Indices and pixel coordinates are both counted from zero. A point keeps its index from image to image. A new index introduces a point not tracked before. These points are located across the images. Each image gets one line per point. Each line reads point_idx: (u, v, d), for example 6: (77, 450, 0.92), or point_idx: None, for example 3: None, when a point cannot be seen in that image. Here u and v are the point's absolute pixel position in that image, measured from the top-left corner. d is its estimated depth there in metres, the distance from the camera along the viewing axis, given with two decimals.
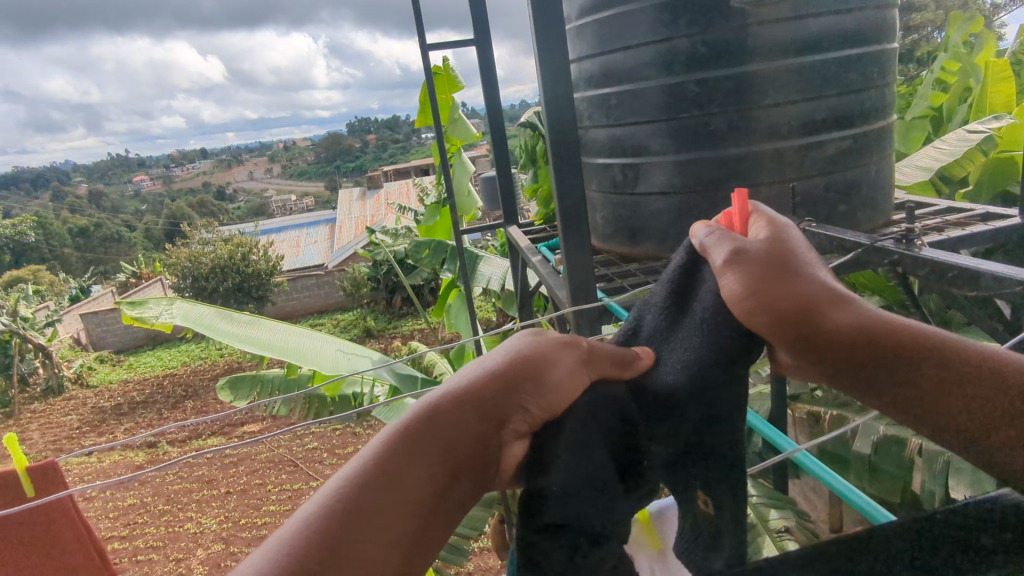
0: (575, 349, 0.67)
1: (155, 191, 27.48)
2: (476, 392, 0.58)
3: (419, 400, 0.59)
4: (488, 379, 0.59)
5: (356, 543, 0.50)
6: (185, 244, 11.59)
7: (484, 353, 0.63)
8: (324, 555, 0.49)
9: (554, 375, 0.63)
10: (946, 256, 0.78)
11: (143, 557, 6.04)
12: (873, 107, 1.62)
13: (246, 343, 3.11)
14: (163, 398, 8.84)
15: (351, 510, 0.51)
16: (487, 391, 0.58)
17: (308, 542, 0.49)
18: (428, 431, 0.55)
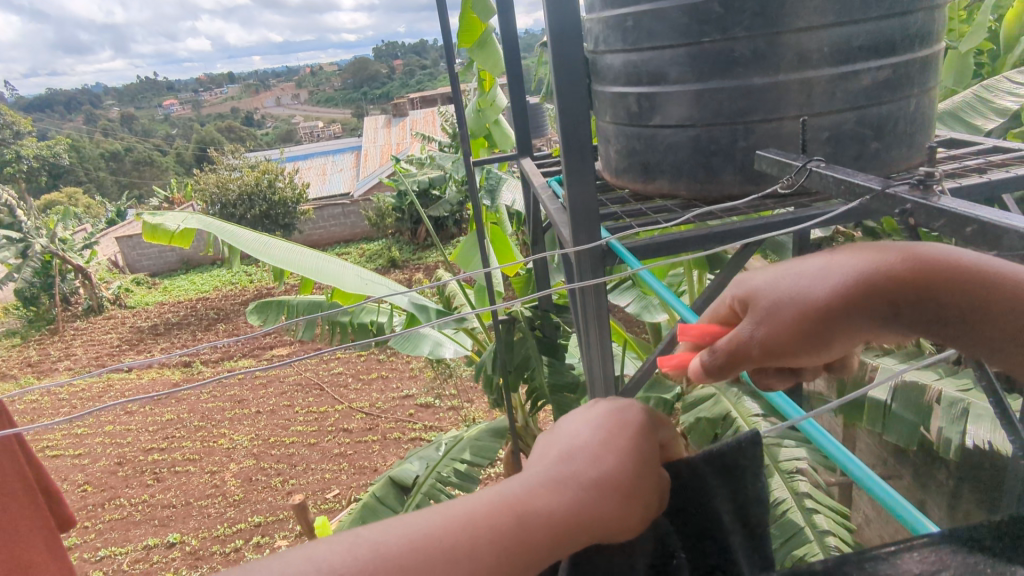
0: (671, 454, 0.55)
1: (186, 116, 27.49)
2: (617, 475, 0.47)
3: (559, 456, 0.47)
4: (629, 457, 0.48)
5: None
6: (213, 169, 11.63)
7: (625, 417, 0.52)
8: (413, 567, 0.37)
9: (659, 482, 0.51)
10: (968, 207, 0.68)
11: (181, 468, 6.34)
12: (919, 32, 1.45)
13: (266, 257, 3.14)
14: (196, 320, 9.09)
15: (464, 539, 0.39)
16: (627, 475, 0.47)
17: (396, 554, 0.37)
18: (561, 488, 0.44)
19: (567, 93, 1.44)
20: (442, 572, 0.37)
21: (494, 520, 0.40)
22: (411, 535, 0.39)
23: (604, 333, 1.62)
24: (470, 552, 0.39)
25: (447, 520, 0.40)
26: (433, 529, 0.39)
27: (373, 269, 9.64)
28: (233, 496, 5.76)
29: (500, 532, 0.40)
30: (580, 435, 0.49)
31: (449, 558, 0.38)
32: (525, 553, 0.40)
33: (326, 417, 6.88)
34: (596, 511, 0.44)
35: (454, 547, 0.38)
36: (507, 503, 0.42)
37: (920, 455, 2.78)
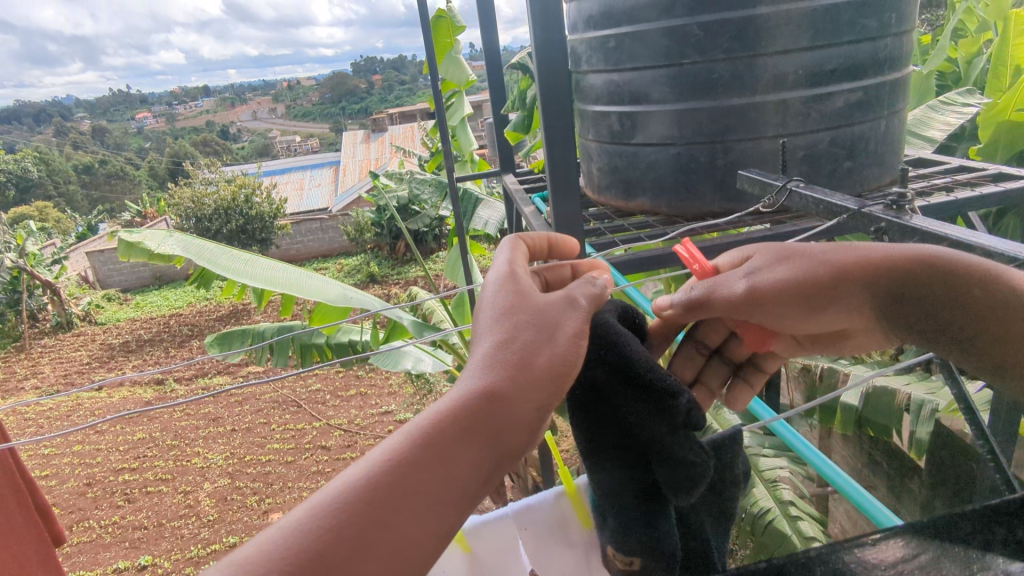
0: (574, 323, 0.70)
1: (161, 129, 27.16)
2: (510, 379, 0.61)
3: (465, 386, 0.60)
4: (515, 364, 0.63)
5: (401, 512, 0.52)
6: (188, 184, 11.46)
7: (504, 331, 0.65)
8: (370, 521, 0.51)
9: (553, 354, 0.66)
10: (939, 227, 0.73)
11: (153, 489, 6.19)
12: (889, 57, 1.52)
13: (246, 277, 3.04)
14: (169, 337, 8.94)
15: (401, 481, 0.53)
16: (518, 376, 0.62)
17: (350, 507, 0.51)
18: (474, 415, 0.58)
19: (551, 114, 1.48)
20: (393, 503, 0.52)
21: (410, 455, 0.54)
22: (341, 487, 0.52)
23: None
24: (395, 484, 0.53)
25: (372, 465, 0.53)
26: (358, 477, 0.52)
27: (351, 284, 9.60)
28: (207, 517, 5.64)
29: (413, 460, 0.54)
30: (476, 366, 0.62)
31: (383, 491, 0.52)
32: (449, 466, 0.55)
33: (304, 434, 6.80)
34: (502, 418, 0.59)
35: (395, 485, 0.53)
36: (416, 441, 0.55)
37: (893, 465, 2.85)
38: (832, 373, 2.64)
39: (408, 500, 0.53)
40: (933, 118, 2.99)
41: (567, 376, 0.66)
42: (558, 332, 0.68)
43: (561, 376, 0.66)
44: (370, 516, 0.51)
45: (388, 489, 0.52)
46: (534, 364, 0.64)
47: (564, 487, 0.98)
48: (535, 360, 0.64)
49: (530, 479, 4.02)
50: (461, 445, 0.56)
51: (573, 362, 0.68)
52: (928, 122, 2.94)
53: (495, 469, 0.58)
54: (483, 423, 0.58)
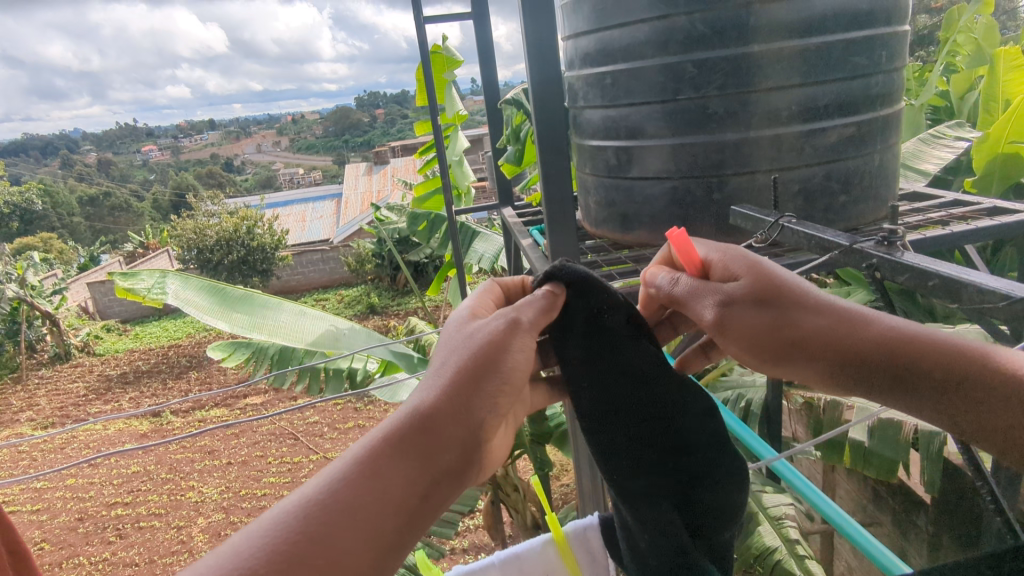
0: (521, 333, 0.74)
1: (165, 162, 27.50)
2: (443, 402, 0.65)
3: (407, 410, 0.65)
4: (451, 387, 0.66)
5: (339, 536, 0.56)
6: (191, 216, 11.54)
7: (446, 360, 0.69)
8: (307, 540, 0.55)
9: (500, 367, 0.69)
10: (928, 262, 0.73)
11: (145, 524, 6.09)
12: (880, 93, 1.53)
13: (223, 321, 3.01)
14: (167, 368, 8.89)
15: (337, 503, 0.57)
16: (454, 396, 0.66)
17: (289, 528, 0.56)
18: (414, 434, 0.62)
19: (548, 149, 1.49)
20: (332, 520, 0.57)
21: (340, 477, 0.59)
22: (282, 511, 0.57)
23: None
24: (333, 505, 0.57)
25: (309, 491, 0.59)
26: (295, 504, 0.58)
27: (351, 315, 9.59)
28: (200, 553, 5.54)
29: (350, 480, 0.59)
30: (416, 393, 0.67)
31: (320, 514, 0.57)
32: (388, 485, 0.59)
33: (301, 468, 6.72)
34: (441, 435, 0.63)
35: (331, 508, 0.57)
36: (348, 465, 0.60)
37: (898, 501, 2.80)
38: (834, 407, 2.62)
39: (347, 521, 0.57)
40: (925, 148, 3.02)
41: (509, 386, 0.69)
42: (500, 345, 0.71)
43: (503, 388, 0.68)
44: (302, 534, 0.56)
45: (320, 506, 0.57)
46: (468, 382, 0.67)
47: (551, 535, 1.01)
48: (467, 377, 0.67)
49: (530, 515, 3.94)
50: (390, 461, 0.60)
51: (517, 375, 0.70)
52: (923, 156, 2.94)
53: (433, 479, 0.61)
54: (412, 440, 0.62)
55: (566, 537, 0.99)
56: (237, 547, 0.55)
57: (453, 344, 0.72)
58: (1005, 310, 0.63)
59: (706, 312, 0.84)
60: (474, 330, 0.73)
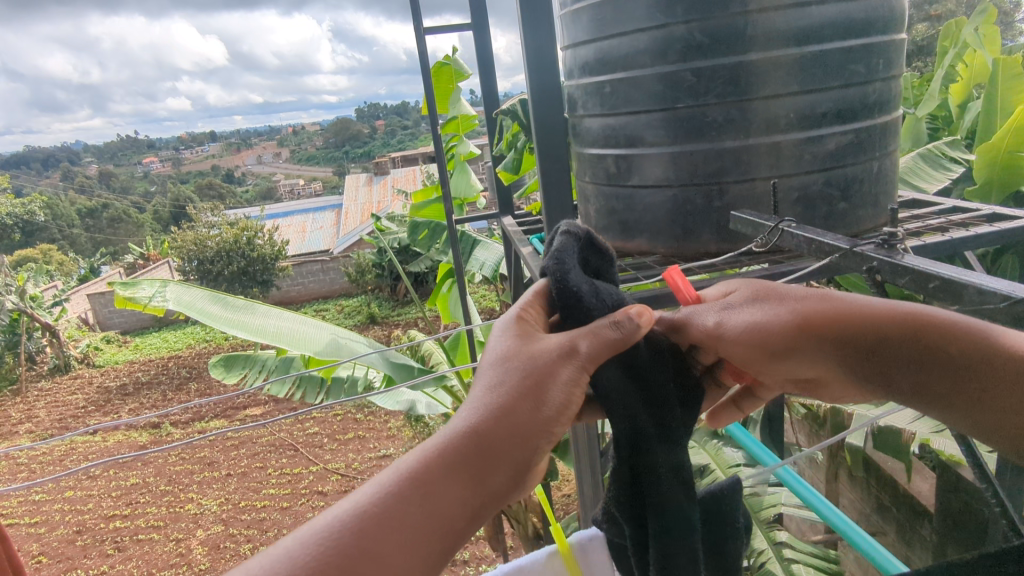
0: (574, 364, 0.67)
1: (165, 174, 27.55)
2: (491, 426, 0.62)
3: (458, 425, 0.63)
4: (499, 408, 0.63)
5: (388, 553, 0.55)
6: (191, 227, 11.55)
7: (501, 374, 0.66)
8: (361, 550, 0.55)
9: (553, 395, 0.65)
10: (928, 264, 0.73)
11: (144, 536, 6.05)
12: (878, 100, 1.54)
13: (238, 329, 3.02)
14: (167, 379, 8.87)
15: (386, 515, 0.56)
16: (503, 422, 0.63)
17: (343, 541, 0.55)
18: (465, 455, 0.60)
19: (548, 158, 1.49)
20: (384, 531, 0.56)
21: (392, 490, 0.58)
22: (335, 518, 0.56)
23: None
24: (386, 517, 0.56)
25: (363, 499, 0.58)
26: (348, 515, 0.57)
27: (351, 325, 9.59)
28: (199, 565, 5.52)
29: (403, 492, 0.58)
30: (466, 408, 0.65)
31: (371, 524, 0.56)
32: (438, 505, 0.58)
33: (301, 479, 6.69)
34: (489, 460, 0.61)
35: (384, 521, 0.56)
36: (389, 483, 0.58)
37: (902, 511, 2.78)
38: (836, 415, 2.62)
39: (394, 533, 0.56)
40: (923, 165, 3.03)
41: (559, 419, 0.65)
42: (552, 373, 0.66)
43: (548, 423, 0.64)
44: (358, 546, 0.55)
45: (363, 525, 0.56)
46: (520, 411, 0.63)
47: (556, 545, 0.87)
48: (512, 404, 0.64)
49: (530, 526, 3.91)
50: (433, 483, 0.58)
51: (565, 409, 0.66)
52: (926, 173, 2.94)
53: (470, 510, 0.59)
54: (454, 466, 0.60)
55: (572, 546, 0.87)
56: (289, 550, 0.55)
57: (506, 359, 0.68)
58: (1006, 316, 0.64)
59: (708, 321, 0.80)
60: (527, 348, 0.69)
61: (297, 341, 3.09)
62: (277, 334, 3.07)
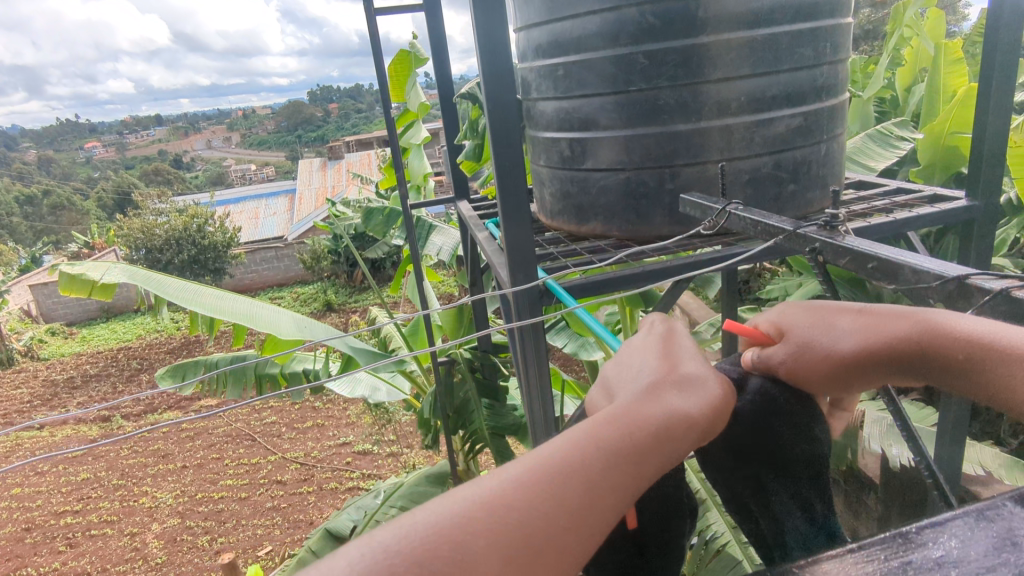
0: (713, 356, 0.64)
1: (108, 159, 26.40)
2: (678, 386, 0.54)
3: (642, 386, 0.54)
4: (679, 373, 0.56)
5: (590, 506, 0.45)
6: (138, 214, 11.12)
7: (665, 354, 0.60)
8: (561, 499, 0.45)
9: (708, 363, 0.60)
10: (867, 245, 0.74)
11: (97, 531, 5.87)
12: (825, 83, 1.57)
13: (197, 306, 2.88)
14: (116, 371, 8.57)
15: (588, 469, 0.46)
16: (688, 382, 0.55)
17: (543, 482, 0.45)
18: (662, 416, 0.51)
19: (500, 141, 1.46)
20: (585, 484, 0.45)
21: (591, 437, 0.48)
22: (528, 461, 0.47)
23: (544, 375, 1.63)
24: (585, 463, 0.46)
25: (557, 446, 0.48)
26: (544, 458, 0.46)
27: (307, 313, 9.42)
28: (155, 559, 5.37)
29: (605, 438, 0.48)
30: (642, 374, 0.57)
31: (569, 473, 0.46)
32: (642, 461, 0.48)
33: (259, 469, 6.56)
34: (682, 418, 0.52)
35: (588, 472, 0.46)
36: (548, 466, 0.46)
37: (849, 482, 2.90)
38: None
39: (594, 485, 0.46)
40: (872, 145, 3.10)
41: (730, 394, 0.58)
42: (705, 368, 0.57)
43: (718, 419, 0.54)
44: (551, 494, 0.45)
45: (518, 519, 0.43)
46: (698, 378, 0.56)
47: None
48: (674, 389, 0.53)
49: None
50: (603, 472, 0.46)
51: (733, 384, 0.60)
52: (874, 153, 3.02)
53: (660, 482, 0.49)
54: (631, 454, 0.48)
55: None
56: (474, 489, 0.45)
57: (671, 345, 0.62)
58: (1001, 305, 0.60)
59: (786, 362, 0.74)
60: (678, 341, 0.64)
61: (262, 318, 3.00)
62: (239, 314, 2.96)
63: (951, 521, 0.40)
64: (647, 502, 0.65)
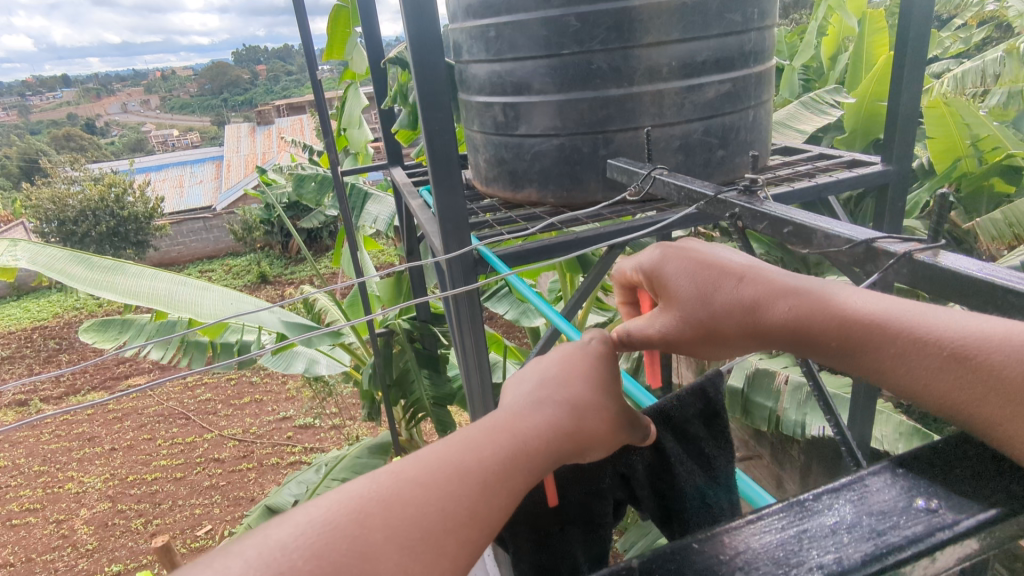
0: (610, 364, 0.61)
1: (10, 123, 24.31)
2: (584, 398, 0.54)
3: (535, 394, 0.53)
4: (584, 378, 0.56)
5: (481, 507, 0.43)
6: (47, 183, 10.33)
7: (565, 357, 0.59)
8: (450, 500, 0.42)
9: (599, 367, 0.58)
10: (785, 210, 0.76)
11: (19, 521, 5.59)
12: (753, 50, 1.59)
13: (108, 291, 2.69)
14: (32, 352, 8.03)
15: (482, 472, 0.44)
16: (588, 393, 0.54)
17: (433, 475, 0.43)
18: (557, 426, 0.50)
19: (429, 106, 1.41)
20: (479, 489, 0.43)
21: (483, 438, 0.46)
22: (421, 458, 0.45)
23: (481, 344, 1.64)
24: (480, 464, 0.45)
25: (452, 445, 0.46)
26: (437, 458, 0.44)
27: (240, 286, 9.07)
28: (85, 546, 5.17)
29: (503, 444, 0.46)
30: (539, 377, 0.55)
31: (465, 472, 0.44)
32: (531, 461, 0.47)
33: (194, 448, 6.35)
34: (579, 425, 0.52)
35: (478, 471, 0.44)
36: (443, 461, 0.44)
37: (775, 435, 3.05)
38: None
39: (490, 485, 0.44)
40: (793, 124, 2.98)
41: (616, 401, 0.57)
42: (604, 374, 0.57)
43: (618, 414, 0.56)
44: (440, 492, 0.42)
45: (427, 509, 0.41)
46: (589, 391, 0.55)
47: None
48: (570, 383, 0.55)
49: None
50: (501, 470, 0.45)
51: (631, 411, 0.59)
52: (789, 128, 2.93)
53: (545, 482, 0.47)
54: (526, 453, 0.47)
55: None
56: (357, 489, 0.41)
57: (577, 351, 0.60)
58: (905, 269, 0.59)
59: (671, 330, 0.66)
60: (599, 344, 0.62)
61: (178, 296, 2.89)
62: (154, 296, 2.80)
63: (845, 487, 0.41)
64: (572, 484, 0.63)
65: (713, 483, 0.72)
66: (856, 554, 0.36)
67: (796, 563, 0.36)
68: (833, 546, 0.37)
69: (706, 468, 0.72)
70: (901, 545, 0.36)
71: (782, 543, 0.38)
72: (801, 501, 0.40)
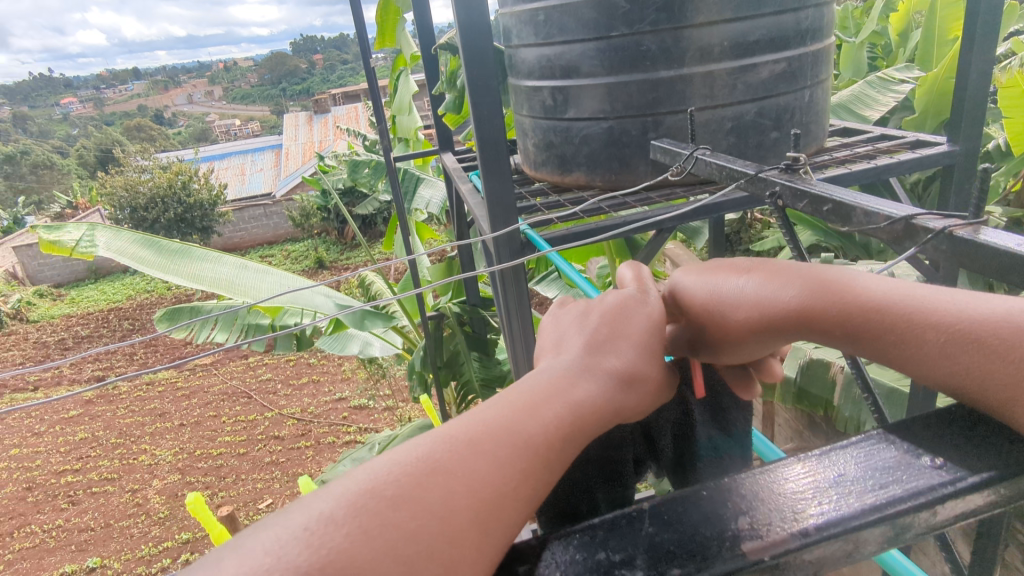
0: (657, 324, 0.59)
1: (86, 115, 25.63)
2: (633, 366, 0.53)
3: (587, 362, 0.52)
4: (631, 347, 0.55)
5: (533, 480, 0.43)
6: (120, 172, 10.90)
7: (607, 322, 0.57)
8: (510, 475, 0.42)
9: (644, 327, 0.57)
10: (827, 188, 0.74)
11: (98, 489, 6.01)
12: (811, 27, 1.54)
13: (175, 276, 2.85)
14: (109, 332, 8.55)
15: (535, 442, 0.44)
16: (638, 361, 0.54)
17: (494, 444, 0.43)
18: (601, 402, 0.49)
19: (478, 90, 1.43)
20: (535, 458, 0.43)
21: (537, 408, 0.46)
22: (481, 421, 0.45)
23: (528, 327, 1.66)
24: (541, 436, 0.44)
25: (506, 413, 0.46)
26: (492, 423, 0.44)
27: (299, 271, 9.39)
28: (157, 514, 5.51)
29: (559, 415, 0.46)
30: (583, 346, 0.54)
31: (524, 442, 0.43)
32: (583, 433, 0.47)
33: (255, 426, 6.66)
34: (624, 398, 0.51)
35: (537, 440, 0.44)
36: (500, 427, 0.44)
37: (829, 426, 2.98)
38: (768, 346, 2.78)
39: (548, 458, 0.44)
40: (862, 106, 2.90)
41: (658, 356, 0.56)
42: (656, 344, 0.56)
43: (661, 381, 0.55)
44: (497, 460, 0.42)
45: (478, 476, 0.41)
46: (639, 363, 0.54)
47: None
48: (614, 348, 0.54)
49: None
50: (558, 444, 0.45)
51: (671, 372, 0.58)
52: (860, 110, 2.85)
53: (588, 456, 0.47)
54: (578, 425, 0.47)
55: None
56: (416, 454, 0.42)
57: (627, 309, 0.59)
58: (945, 243, 0.58)
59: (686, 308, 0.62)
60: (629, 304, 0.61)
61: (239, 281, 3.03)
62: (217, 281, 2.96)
63: (853, 445, 0.40)
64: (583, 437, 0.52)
65: (727, 437, 0.61)
66: (857, 504, 0.35)
67: (793, 511, 0.36)
68: (832, 497, 0.36)
69: (719, 422, 0.61)
70: (903, 496, 0.36)
71: (790, 490, 0.37)
72: (809, 455, 0.39)
